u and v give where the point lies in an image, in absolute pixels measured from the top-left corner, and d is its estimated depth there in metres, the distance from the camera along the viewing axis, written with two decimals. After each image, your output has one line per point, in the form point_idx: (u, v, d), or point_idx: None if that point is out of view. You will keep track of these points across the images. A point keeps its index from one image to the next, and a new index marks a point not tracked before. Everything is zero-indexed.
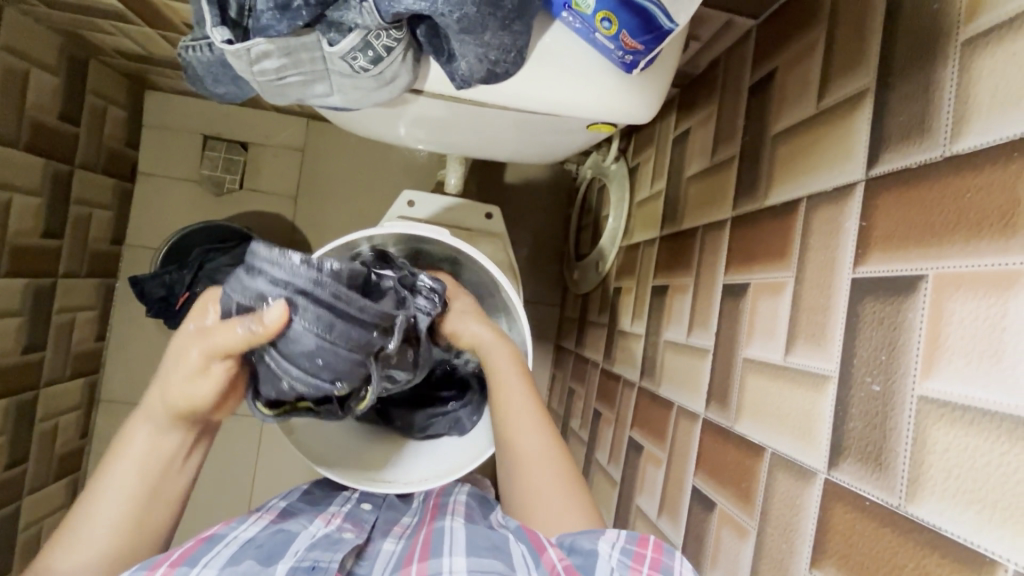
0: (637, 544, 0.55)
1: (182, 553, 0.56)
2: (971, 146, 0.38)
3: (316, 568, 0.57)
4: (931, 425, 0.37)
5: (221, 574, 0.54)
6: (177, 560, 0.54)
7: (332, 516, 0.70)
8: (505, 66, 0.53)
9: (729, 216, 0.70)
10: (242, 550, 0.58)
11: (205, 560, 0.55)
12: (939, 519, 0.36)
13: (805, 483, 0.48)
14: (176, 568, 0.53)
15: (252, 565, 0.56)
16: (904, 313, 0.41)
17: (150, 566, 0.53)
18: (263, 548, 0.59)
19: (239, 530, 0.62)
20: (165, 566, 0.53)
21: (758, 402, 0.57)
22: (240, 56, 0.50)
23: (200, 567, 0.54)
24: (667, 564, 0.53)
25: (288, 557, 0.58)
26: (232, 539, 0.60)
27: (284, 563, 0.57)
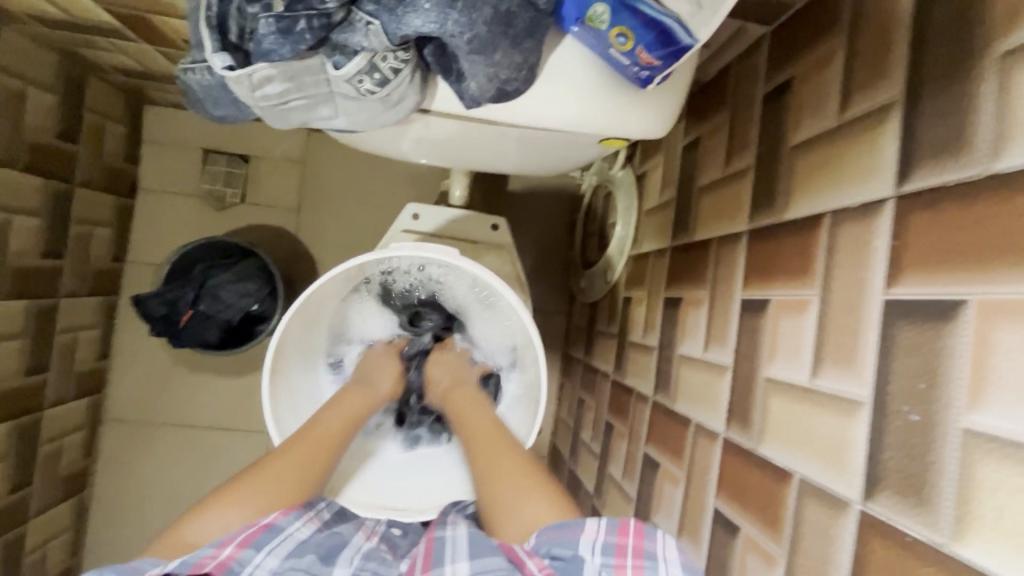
0: (617, 534, 0.55)
1: (248, 536, 0.59)
2: (1014, 166, 0.36)
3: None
4: (978, 460, 0.35)
5: (283, 563, 0.57)
6: (243, 544, 0.58)
7: (371, 532, 0.72)
8: (515, 84, 0.51)
9: (745, 229, 0.68)
10: (303, 545, 0.61)
11: (269, 547, 0.59)
12: (987, 560, 0.34)
13: (839, 514, 0.46)
14: (243, 549, 0.57)
15: (314, 560, 0.59)
16: (945, 341, 0.39)
17: (221, 544, 0.57)
18: (320, 547, 0.62)
19: (296, 525, 0.64)
20: (233, 547, 0.57)
21: (783, 425, 0.55)
22: (241, 82, 0.48)
23: (263, 554, 0.58)
24: (649, 549, 0.53)
25: (345, 564, 0.60)
26: (291, 533, 0.62)
27: (343, 568, 0.59)
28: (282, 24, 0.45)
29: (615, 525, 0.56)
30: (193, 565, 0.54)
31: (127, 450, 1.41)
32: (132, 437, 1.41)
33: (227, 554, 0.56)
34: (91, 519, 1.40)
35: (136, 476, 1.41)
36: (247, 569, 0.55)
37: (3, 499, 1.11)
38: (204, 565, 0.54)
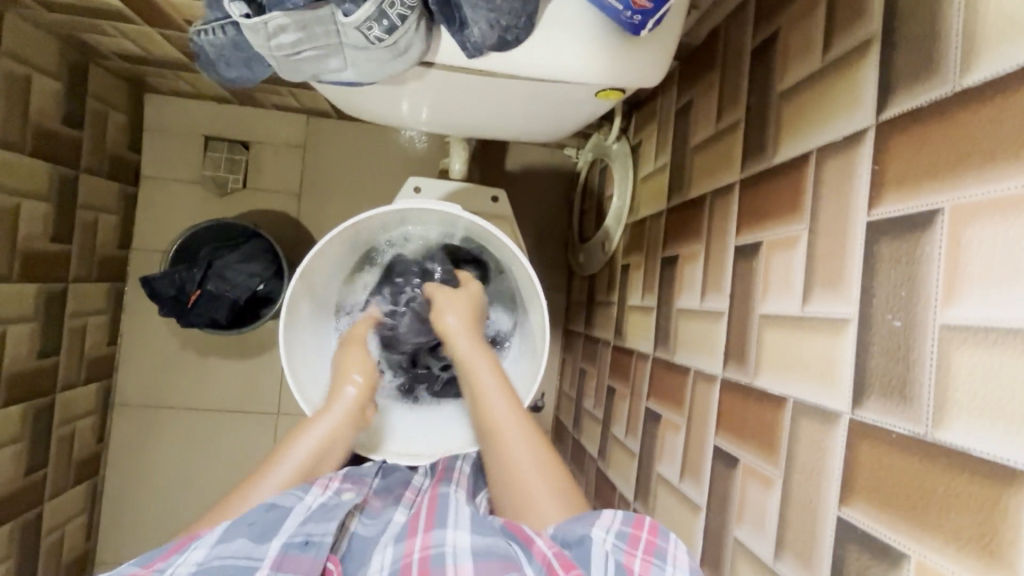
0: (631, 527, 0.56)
1: (167, 553, 0.57)
2: (982, 78, 0.39)
3: (309, 543, 0.58)
4: (954, 351, 0.38)
5: (210, 552, 0.55)
6: (165, 558, 0.56)
7: (330, 479, 0.73)
8: (515, 32, 0.55)
9: (736, 179, 0.71)
10: (232, 527, 0.59)
11: (192, 545, 0.56)
12: (965, 439, 0.37)
13: (830, 426, 0.49)
14: (164, 560, 0.55)
15: (245, 543, 0.57)
16: (923, 248, 0.41)
17: (143, 563, 0.55)
18: (253, 525, 0.60)
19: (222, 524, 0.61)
20: (156, 561, 0.55)
21: (776, 355, 0.58)
22: (257, 30, 0.51)
23: (186, 552, 0.55)
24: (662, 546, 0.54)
25: (279, 535, 0.59)
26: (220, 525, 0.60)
27: (276, 542, 0.58)
28: None
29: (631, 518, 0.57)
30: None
31: (138, 434, 1.43)
32: (143, 421, 1.43)
33: (148, 570, 0.54)
34: (105, 503, 1.42)
35: (148, 460, 1.44)
36: (167, 572, 0.53)
37: (20, 479, 1.13)
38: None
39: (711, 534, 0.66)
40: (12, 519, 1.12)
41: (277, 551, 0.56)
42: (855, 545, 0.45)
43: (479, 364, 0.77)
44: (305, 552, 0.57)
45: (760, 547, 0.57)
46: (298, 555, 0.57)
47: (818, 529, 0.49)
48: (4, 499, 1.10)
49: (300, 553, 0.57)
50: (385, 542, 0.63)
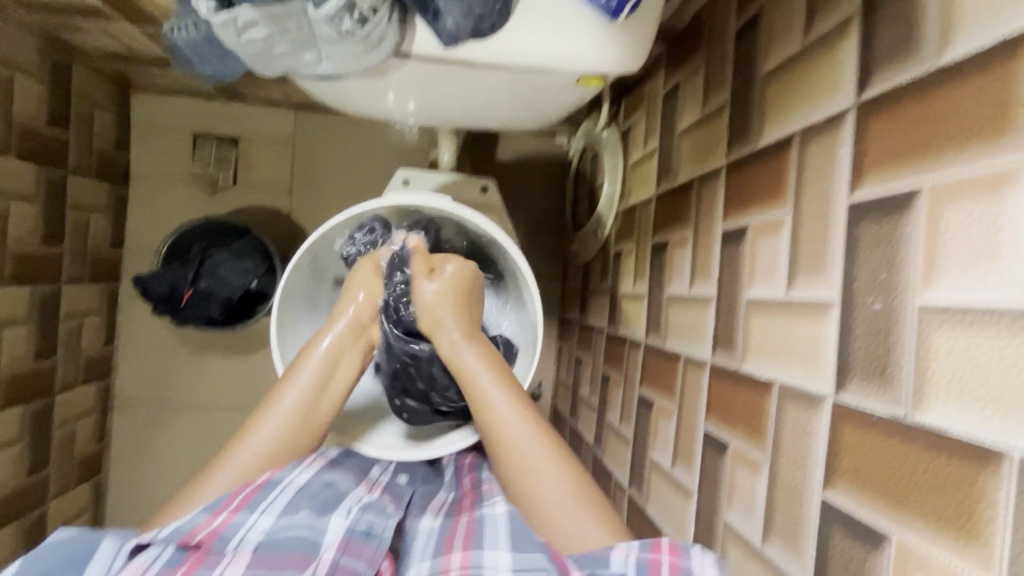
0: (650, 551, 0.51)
1: (243, 499, 0.62)
2: (958, 56, 0.38)
3: (371, 533, 0.60)
4: (933, 333, 0.38)
5: (277, 523, 0.60)
6: (238, 506, 0.61)
7: (373, 485, 0.75)
8: (490, 20, 0.55)
9: (723, 163, 0.70)
10: (296, 500, 0.63)
11: (263, 507, 0.61)
12: (945, 421, 0.37)
13: (814, 410, 0.49)
14: (237, 513, 0.60)
15: (307, 515, 0.61)
16: (902, 230, 0.41)
17: (215, 510, 0.60)
18: (314, 500, 0.64)
19: (295, 475, 0.68)
20: (226, 513, 0.60)
21: (762, 339, 0.58)
22: (226, 25, 0.50)
23: (257, 515, 0.60)
24: (686, 567, 0.50)
25: (343, 514, 0.62)
26: (288, 485, 0.65)
27: (341, 519, 0.61)
28: None
29: (648, 543, 0.52)
30: (184, 534, 0.57)
31: (138, 433, 1.44)
32: (142, 419, 1.44)
33: (220, 520, 0.59)
34: (108, 500, 1.44)
35: (149, 457, 1.45)
36: (239, 533, 0.58)
37: (22, 479, 1.14)
38: (195, 534, 0.57)
39: (703, 518, 0.67)
40: (16, 519, 1.13)
41: (344, 533, 0.59)
42: (838, 526, 0.45)
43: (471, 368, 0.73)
44: (366, 543, 0.59)
45: (749, 531, 0.57)
46: (360, 545, 0.58)
47: (804, 511, 0.49)
48: (7, 500, 1.11)
49: (362, 542, 0.59)
50: (421, 556, 0.64)
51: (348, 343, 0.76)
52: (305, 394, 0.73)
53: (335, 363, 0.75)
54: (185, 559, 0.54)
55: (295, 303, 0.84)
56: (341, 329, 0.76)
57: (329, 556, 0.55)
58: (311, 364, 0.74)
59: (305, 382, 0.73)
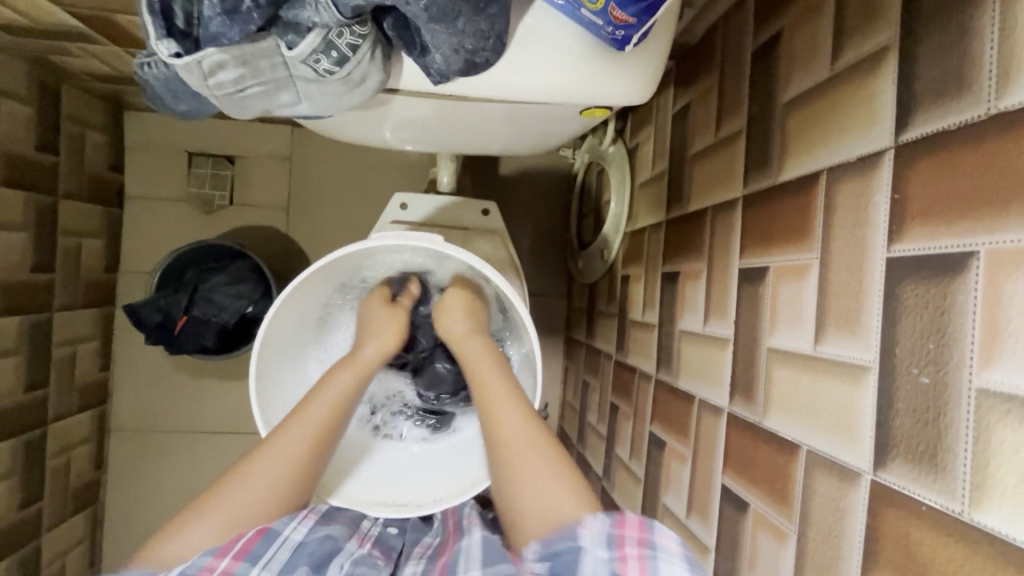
0: (618, 527, 0.54)
1: (245, 544, 0.63)
2: (1022, 101, 0.33)
3: None
4: (994, 422, 0.33)
5: None
6: (238, 556, 0.61)
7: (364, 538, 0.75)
8: (484, 55, 0.50)
9: (739, 194, 0.65)
10: (297, 554, 0.65)
11: (263, 561, 0.62)
12: (1009, 527, 0.32)
13: (848, 486, 0.44)
14: (238, 562, 0.61)
15: (305, 574, 0.63)
16: (954, 297, 0.36)
17: (216, 555, 0.61)
18: (314, 556, 0.65)
19: (292, 527, 0.67)
20: (228, 560, 0.61)
21: (787, 394, 0.53)
22: (190, 70, 0.46)
23: (257, 568, 0.62)
24: (651, 539, 0.53)
25: (335, 574, 0.65)
26: (287, 541, 0.65)
27: None
28: (226, 5, 0.44)
29: (615, 517, 0.55)
30: None
31: (136, 459, 1.41)
32: (140, 445, 1.41)
33: (223, 568, 0.60)
34: (106, 528, 1.41)
35: (147, 484, 1.42)
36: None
37: (14, 514, 1.11)
38: None
39: None
40: (8, 555, 1.10)
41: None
42: None
43: (495, 400, 0.69)
44: None
45: None
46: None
47: None
48: None
49: None
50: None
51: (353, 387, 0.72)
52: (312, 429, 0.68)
53: (343, 404, 0.71)
54: None
55: (276, 357, 0.79)
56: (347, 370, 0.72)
57: None
58: (321, 400, 0.70)
59: (303, 437, 0.68)
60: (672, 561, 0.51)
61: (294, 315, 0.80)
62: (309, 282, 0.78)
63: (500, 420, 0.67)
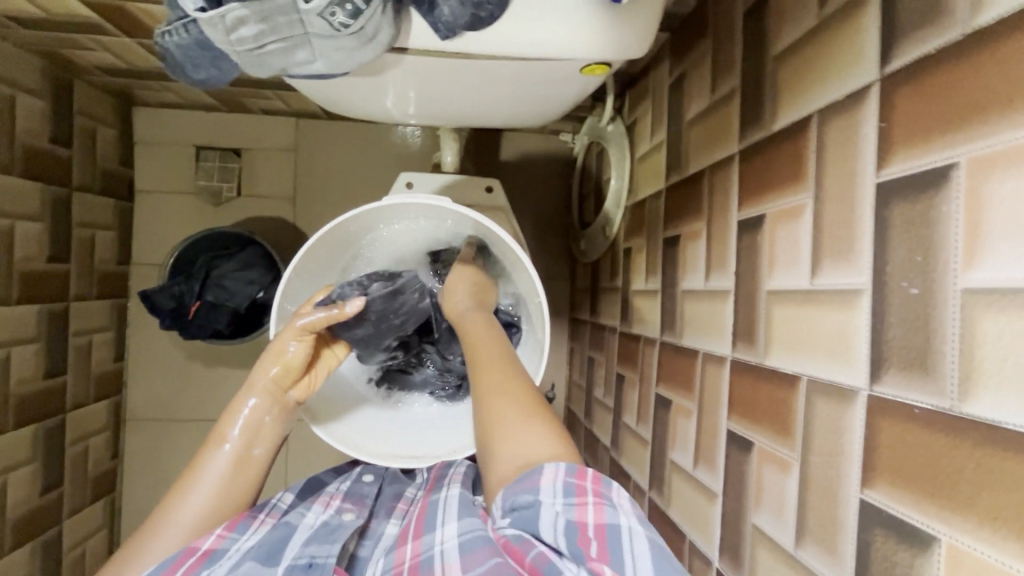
0: (576, 477, 0.50)
1: (186, 569, 0.58)
2: (995, 15, 0.35)
3: (313, 565, 0.60)
4: (979, 317, 0.35)
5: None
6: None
7: (331, 496, 0.75)
8: (489, 9, 0.53)
9: (736, 149, 0.67)
10: (242, 554, 0.61)
11: (208, 571, 0.58)
12: (996, 413, 0.34)
13: (846, 405, 0.46)
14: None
15: (253, 567, 0.59)
16: (938, 208, 0.38)
17: None
18: (261, 548, 0.62)
19: (240, 542, 0.63)
20: None
21: (787, 332, 0.55)
22: (215, 24, 0.50)
23: None
24: (608, 492, 0.49)
25: (286, 558, 0.61)
26: (232, 553, 0.61)
27: (282, 565, 0.60)
28: None
29: (573, 469, 0.51)
30: None
31: (151, 448, 1.44)
32: (155, 434, 1.44)
33: None
34: (124, 517, 1.43)
35: (162, 472, 1.44)
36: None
37: (36, 500, 1.14)
38: None
39: (730, 521, 0.64)
40: (31, 539, 1.12)
41: (284, 574, 0.59)
42: (880, 529, 0.42)
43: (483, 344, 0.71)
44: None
45: (780, 534, 0.54)
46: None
47: (840, 514, 0.46)
48: (22, 521, 1.10)
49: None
50: (380, 553, 0.67)
51: (269, 405, 0.71)
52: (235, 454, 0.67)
53: (257, 428, 0.70)
54: None
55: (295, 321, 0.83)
56: (263, 391, 0.71)
57: None
58: (229, 433, 0.68)
59: (217, 472, 0.66)
60: (626, 512, 0.48)
61: (312, 272, 0.84)
62: (317, 251, 0.82)
63: (488, 370, 0.66)
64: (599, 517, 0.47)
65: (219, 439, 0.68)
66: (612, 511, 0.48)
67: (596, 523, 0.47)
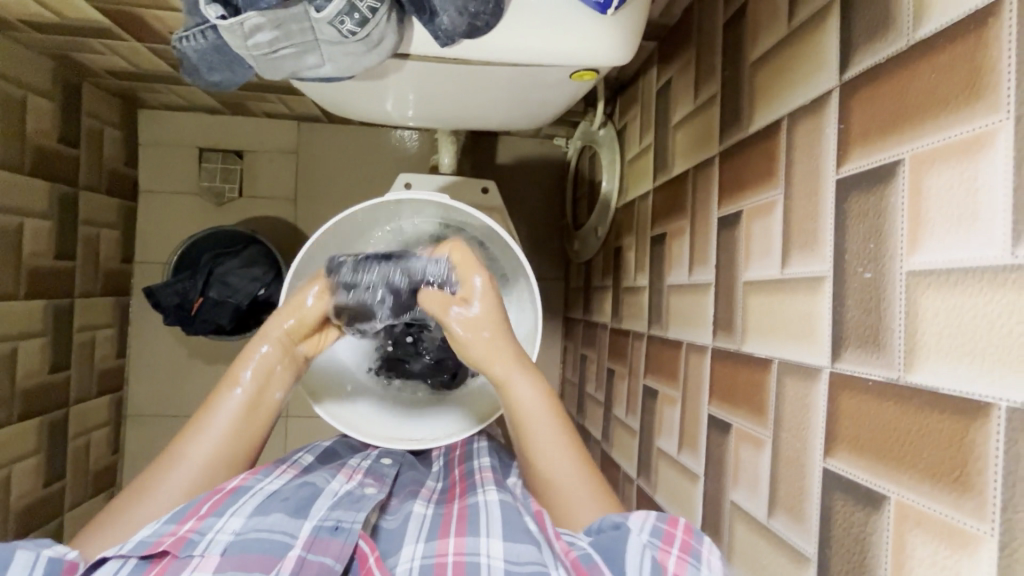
0: (667, 524, 0.55)
1: (211, 505, 0.61)
2: (933, 29, 0.40)
3: (339, 528, 0.60)
4: (921, 296, 0.39)
5: (247, 523, 0.59)
6: (207, 513, 0.60)
7: (353, 471, 0.74)
8: (485, 18, 0.57)
9: (716, 151, 0.72)
10: (267, 503, 0.63)
11: (231, 511, 0.60)
12: (935, 380, 0.38)
13: (812, 383, 0.50)
14: (204, 519, 0.59)
15: (281, 518, 0.60)
16: (887, 201, 0.43)
17: (180, 520, 0.58)
18: (289, 502, 0.63)
19: (264, 482, 0.67)
20: (193, 520, 0.58)
21: (761, 319, 0.59)
22: (233, 31, 0.54)
23: (225, 518, 0.59)
24: (697, 547, 0.53)
25: (313, 517, 0.61)
26: (258, 491, 0.65)
27: (309, 522, 0.60)
28: None
29: (666, 516, 0.56)
30: (151, 545, 0.56)
31: (151, 443, 1.46)
32: (155, 430, 1.46)
33: (187, 528, 0.57)
34: None
35: None
36: (208, 536, 0.57)
37: (40, 491, 1.16)
38: (161, 543, 0.55)
39: (710, 500, 0.68)
40: (34, 530, 1.15)
41: (309, 533, 0.59)
42: (840, 494, 0.46)
43: (517, 382, 0.70)
44: (334, 537, 0.59)
45: (755, 507, 0.58)
46: (327, 540, 0.58)
47: (807, 483, 0.50)
48: (26, 511, 1.13)
49: (330, 537, 0.59)
50: (412, 538, 0.63)
51: (281, 355, 0.75)
52: (251, 397, 0.72)
53: (268, 376, 0.74)
54: (151, 570, 0.54)
55: None
56: (273, 339, 0.75)
57: (295, 555, 0.56)
58: (244, 376, 0.73)
59: (231, 412, 0.71)
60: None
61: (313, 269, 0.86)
62: (318, 249, 0.84)
63: (528, 413, 0.69)
64: (681, 567, 0.52)
65: (236, 381, 0.72)
66: (696, 569, 0.52)
67: (676, 574, 0.51)
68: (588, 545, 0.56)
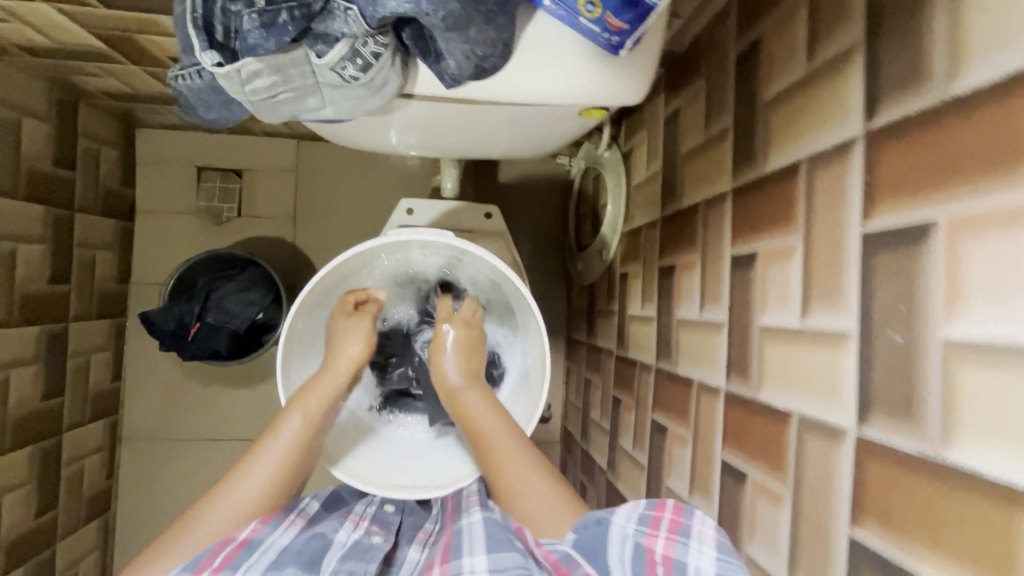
0: (654, 510, 0.57)
1: (224, 557, 0.58)
2: (968, 87, 0.38)
3: None
4: (959, 369, 0.37)
5: None
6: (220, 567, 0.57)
7: (360, 518, 0.73)
8: (493, 60, 0.55)
9: (729, 187, 0.70)
10: (283, 556, 0.59)
11: (247, 564, 0.57)
12: (975, 461, 0.36)
13: (836, 444, 0.48)
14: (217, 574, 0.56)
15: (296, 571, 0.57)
16: (919, 263, 0.40)
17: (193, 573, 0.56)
18: (303, 555, 0.60)
19: (276, 535, 0.63)
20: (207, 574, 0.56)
21: (778, 368, 0.57)
22: (230, 78, 0.52)
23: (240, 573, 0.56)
24: (686, 526, 0.54)
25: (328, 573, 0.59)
26: (270, 545, 0.61)
27: None
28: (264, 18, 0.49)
29: (653, 503, 0.58)
30: None
31: (146, 467, 1.43)
32: (150, 454, 1.43)
33: None
34: (117, 538, 1.42)
35: (157, 491, 1.43)
36: None
37: (31, 521, 1.14)
38: None
39: None
40: (25, 562, 1.12)
41: None
42: (870, 569, 0.43)
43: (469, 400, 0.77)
44: None
45: (773, 566, 0.56)
46: None
47: (831, 551, 0.48)
48: (17, 543, 1.10)
49: None
50: None
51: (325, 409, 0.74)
52: (290, 452, 0.71)
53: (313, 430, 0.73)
54: None
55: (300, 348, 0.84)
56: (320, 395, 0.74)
57: None
58: (287, 429, 0.72)
59: (270, 469, 0.70)
60: (703, 547, 0.52)
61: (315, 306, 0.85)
62: (321, 288, 0.83)
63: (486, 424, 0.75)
64: (669, 550, 0.53)
65: (278, 436, 0.71)
66: (685, 546, 0.53)
67: (664, 555, 0.53)
68: (571, 544, 0.57)
